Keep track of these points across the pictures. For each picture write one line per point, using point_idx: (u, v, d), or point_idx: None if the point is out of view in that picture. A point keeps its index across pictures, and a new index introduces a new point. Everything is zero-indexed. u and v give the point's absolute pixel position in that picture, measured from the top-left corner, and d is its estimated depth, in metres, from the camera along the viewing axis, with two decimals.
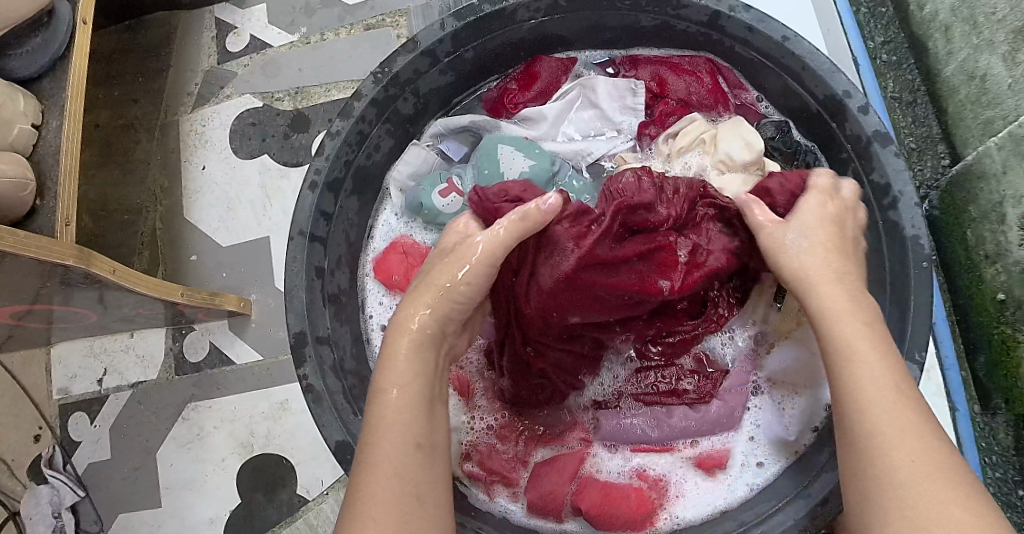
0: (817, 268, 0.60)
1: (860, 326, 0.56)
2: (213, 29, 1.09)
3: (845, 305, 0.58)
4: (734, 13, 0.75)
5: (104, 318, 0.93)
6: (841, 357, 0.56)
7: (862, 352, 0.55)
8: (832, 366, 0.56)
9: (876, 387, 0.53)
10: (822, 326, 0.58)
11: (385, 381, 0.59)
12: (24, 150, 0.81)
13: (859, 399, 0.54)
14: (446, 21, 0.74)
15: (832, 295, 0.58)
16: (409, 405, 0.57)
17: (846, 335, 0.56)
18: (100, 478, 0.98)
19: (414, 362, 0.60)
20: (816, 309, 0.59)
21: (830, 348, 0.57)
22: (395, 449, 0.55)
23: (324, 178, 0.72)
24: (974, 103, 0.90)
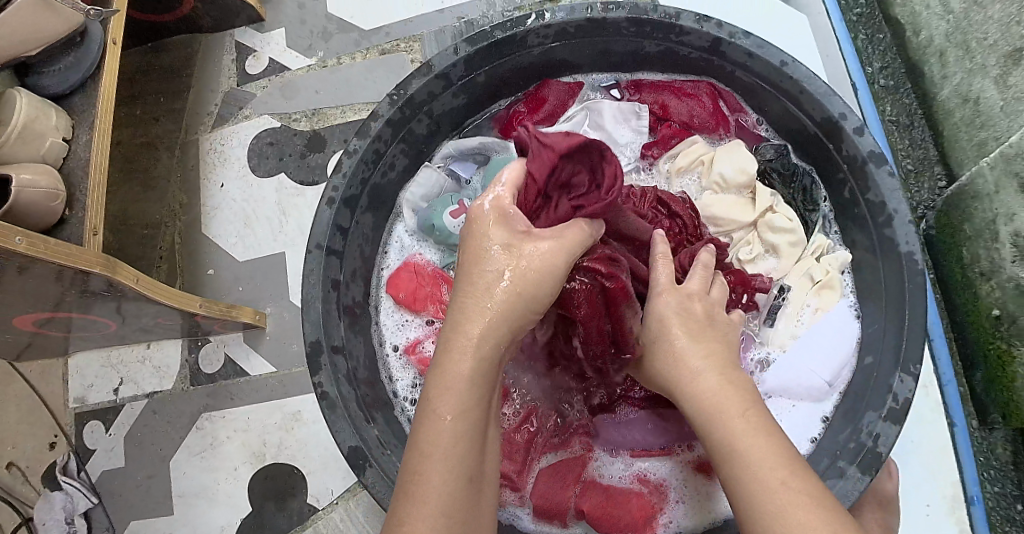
0: (695, 366, 0.60)
1: (741, 420, 0.56)
2: (233, 52, 1.14)
3: (718, 395, 0.58)
4: (734, 39, 0.79)
5: (123, 328, 0.96)
6: (726, 456, 0.55)
7: (744, 443, 0.54)
8: (721, 462, 0.55)
9: (762, 483, 0.52)
10: (704, 424, 0.57)
11: (435, 404, 0.54)
12: (55, 163, 0.84)
13: (754, 502, 0.52)
14: (460, 47, 0.78)
15: (709, 380, 0.59)
16: (466, 435, 0.54)
17: (727, 433, 0.55)
18: (114, 486, 1.00)
19: (464, 396, 0.55)
20: (695, 408, 0.58)
21: (714, 445, 0.56)
22: (445, 481, 0.52)
23: (341, 195, 0.75)
24: (968, 126, 0.93)
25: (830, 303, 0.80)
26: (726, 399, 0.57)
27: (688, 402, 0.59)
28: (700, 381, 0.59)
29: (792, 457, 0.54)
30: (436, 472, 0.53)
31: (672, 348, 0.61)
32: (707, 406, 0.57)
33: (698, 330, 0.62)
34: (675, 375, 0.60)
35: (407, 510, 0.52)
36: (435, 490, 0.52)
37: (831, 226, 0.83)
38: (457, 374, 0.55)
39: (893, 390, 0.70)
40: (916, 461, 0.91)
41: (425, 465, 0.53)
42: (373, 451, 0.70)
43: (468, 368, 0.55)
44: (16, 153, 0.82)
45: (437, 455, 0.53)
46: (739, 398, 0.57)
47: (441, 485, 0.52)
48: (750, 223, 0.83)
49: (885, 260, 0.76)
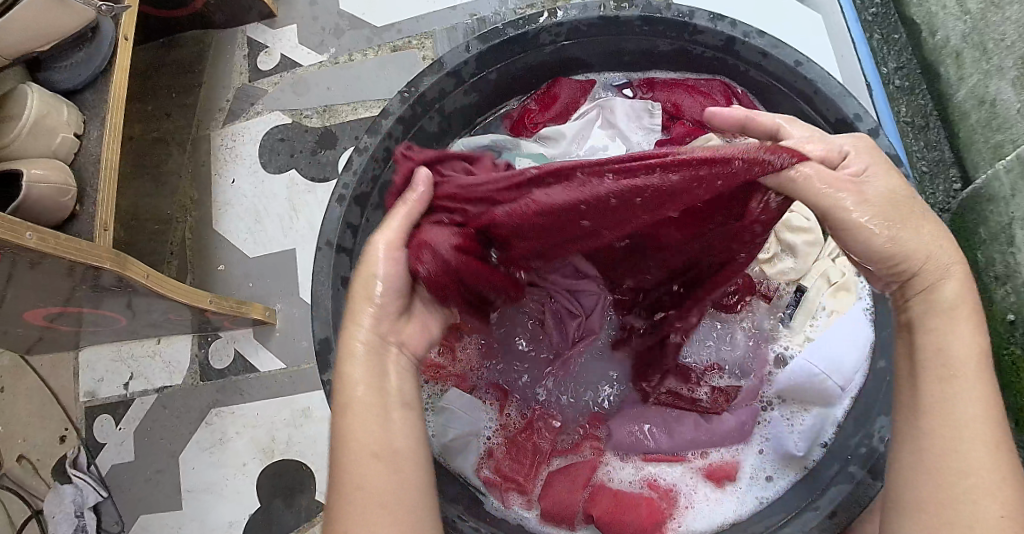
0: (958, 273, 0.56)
1: (976, 340, 0.55)
2: (245, 48, 1.14)
3: (966, 297, 0.56)
4: (748, 38, 0.78)
5: (133, 323, 0.96)
6: (950, 374, 0.54)
7: (966, 368, 0.54)
8: (929, 374, 0.55)
9: (966, 391, 0.53)
10: (927, 313, 0.57)
11: (343, 396, 0.57)
12: (66, 157, 0.85)
13: (946, 399, 0.54)
14: (472, 44, 0.78)
15: (953, 285, 0.56)
16: (371, 423, 0.55)
17: (962, 352, 0.54)
18: (123, 480, 1.00)
19: (366, 381, 0.57)
20: (933, 293, 0.57)
21: (930, 328, 0.56)
22: (361, 470, 0.53)
23: (351, 192, 0.75)
24: (984, 128, 0.92)
25: (845, 303, 0.79)
26: (963, 316, 0.55)
27: (925, 297, 0.57)
28: (946, 285, 0.56)
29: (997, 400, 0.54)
30: (355, 461, 0.54)
31: (920, 234, 0.56)
32: (932, 316, 0.56)
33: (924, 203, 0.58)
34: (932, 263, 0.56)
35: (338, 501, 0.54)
36: (357, 475, 0.53)
37: None
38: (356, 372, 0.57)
39: None
40: None
41: (343, 456, 0.55)
42: None
43: (362, 371, 0.57)
44: (26, 148, 0.82)
45: (353, 442, 0.54)
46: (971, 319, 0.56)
47: (362, 472, 0.53)
48: None
49: None
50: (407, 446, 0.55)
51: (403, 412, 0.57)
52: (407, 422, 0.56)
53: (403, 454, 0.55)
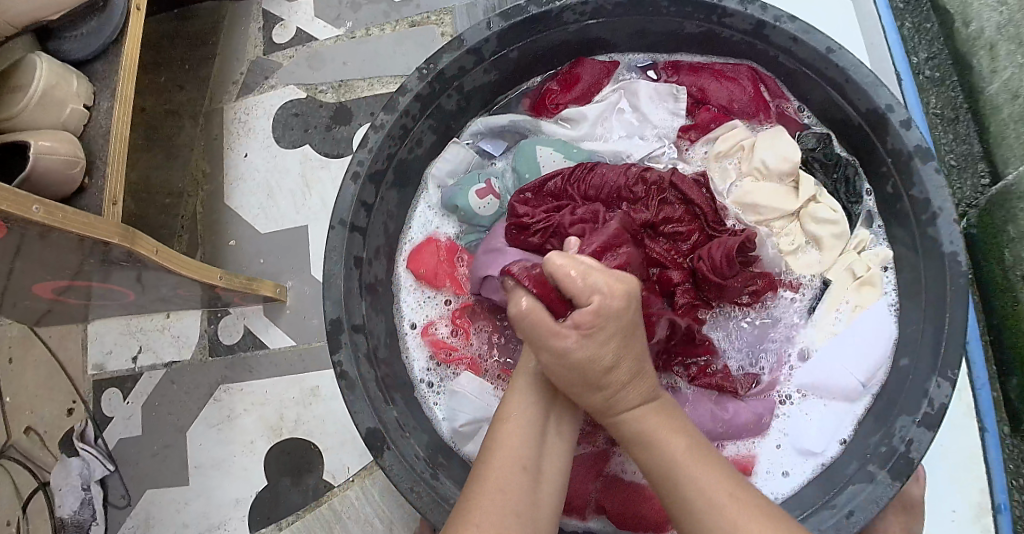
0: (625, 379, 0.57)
1: (683, 442, 0.56)
2: (260, 20, 1.11)
3: (653, 423, 0.57)
4: (779, 23, 0.75)
5: (142, 297, 0.95)
6: (675, 477, 0.54)
7: (685, 469, 0.54)
8: (668, 491, 0.54)
9: (704, 482, 0.53)
10: (641, 449, 0.57)
11: (505, 408, 0.61)
12: (76, 129, 0.83)
13: (701, 501, 0.52)
14: (493, 21, 0.75)
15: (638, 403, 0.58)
16: (525, 431, 0.58)
17: (672, 460, 0.55)
18: (130, 454, 1.00)
19: (534, 398, 0.61)
20: (634, 429, 0.58)
21: (649, 461, 0.56)
22: (504, 467, 0.56)
23: (366, 170, 0.73)
24: (1017, 122, 0.90)
25: (869, 299, 0.78)
26: (663, 421, 0.57)
27: (623, 426, 0.58)
28: (621, 397, 0.57)
29: (731, 476, 0.54)
30: (501, 460, 0.56)
31: (599, 375, 0.56)
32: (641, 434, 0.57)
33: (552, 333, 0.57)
34: (605, 394, 0.57)
35: (472, 489, 0.55)
36: (499, 472, 0.56)
37: (874, 221, 0.80)
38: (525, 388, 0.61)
39: (929, 396, 0.68)
40: (942, 466, 0.89)
41: (490, 455, 0.57)
42: (392, 433, 0.69)
43: (530, 390, 0.61)
44: (34, 119, 0.81)
45: (503, 443, 0.58)
46: (671, 422, 0.58)
47: (503, 473, 0.56)
48: (791, 212, 0.81)
49: (927, 260, 0.73)
50: (547, 469, 0.58)
51: (556, 438, 0.61)
52: (558, 451, 0.60)
53: (543, 477, 0.57)
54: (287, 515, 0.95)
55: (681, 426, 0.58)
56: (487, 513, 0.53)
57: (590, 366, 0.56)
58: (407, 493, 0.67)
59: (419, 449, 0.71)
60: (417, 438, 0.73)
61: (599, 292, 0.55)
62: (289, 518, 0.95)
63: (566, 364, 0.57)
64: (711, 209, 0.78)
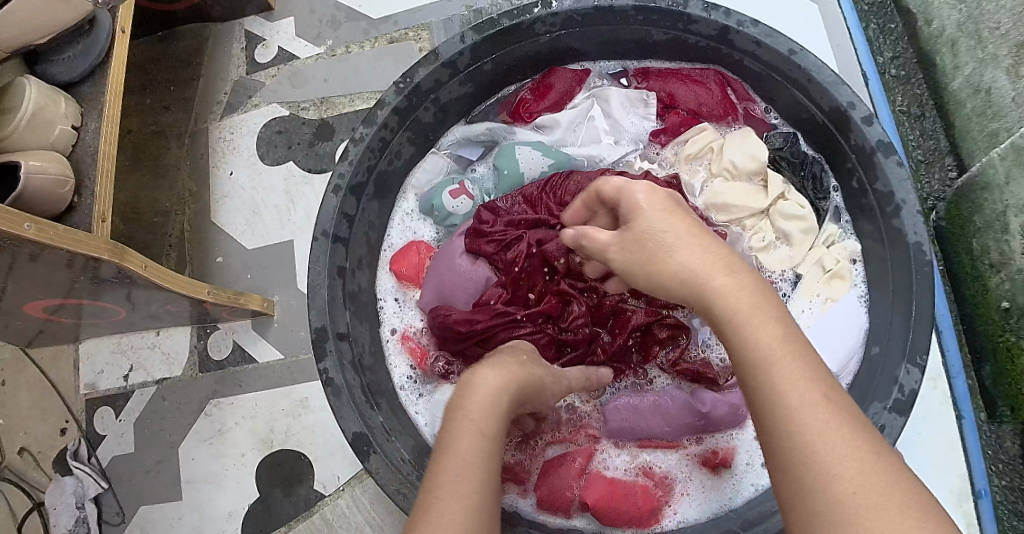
0: (696, 261, 0.56)
1: (771, 326, 0.51)
2: (242, 41, 1.14)
3: (743, 300, 0.53)
4: (742, 28, 0.78)
5: (132, 315, 0.97)
6: (764, 371, 0.49)
7: (781, 361, 0.49)
8: (750, 377, 0.50)
9: (797, 392, 0.48)
10: (732, 337, 0.52)
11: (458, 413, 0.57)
12: (64, 150, 0.85)
13: (790, 412, 0.47)
14: (466, 34, 0.78)
15: (721, 279, 0.54)
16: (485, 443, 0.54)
17: (763, 342, 0.50)
18: (123, 471, 1.01)
19: (493, 411, 0.57)
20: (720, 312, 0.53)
21: (742, 360, 0.51)
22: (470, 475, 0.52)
23: (347, 182, 0.75)
24: (980, 116, 0.92)
25: (840, 292, 0.81)
26: (750, 299, 0.53)
27: (710, 300, 0.54)
28: (695, 266, 0.56)
29: (822, 373, 0.49)
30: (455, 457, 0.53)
31: (672, 247, 0.58)
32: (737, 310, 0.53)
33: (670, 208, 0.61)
34: (682, 271, 0.56)
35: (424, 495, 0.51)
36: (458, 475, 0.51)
37: (842, 215, 0.82)
38: (486, 401, 0.58)
39: (899, 382, 0.70)
40: (921, 454, 0.91)
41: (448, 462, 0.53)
42: (378, 437, 0.71)
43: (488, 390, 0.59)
44: (24, 141, 0.83)
45: (456, 446, 0.53)
46: (768, 308, 0.53)
47: (461, 477, 0.51)
48: (762, 210, 0.83)
49: (892, 251, 0.75)
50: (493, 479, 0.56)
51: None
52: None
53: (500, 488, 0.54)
54: (279, 526, 0.96)
55: (772, 306, 0.53)
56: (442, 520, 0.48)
57: (653, 227, 0.59)
58: (393, 495, 0.68)
59: (405, 452, 0.73)
60: (403, 441, 0.74)
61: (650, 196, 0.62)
62: (282, 528, 0.96)
63: (645, 239, 0.59)
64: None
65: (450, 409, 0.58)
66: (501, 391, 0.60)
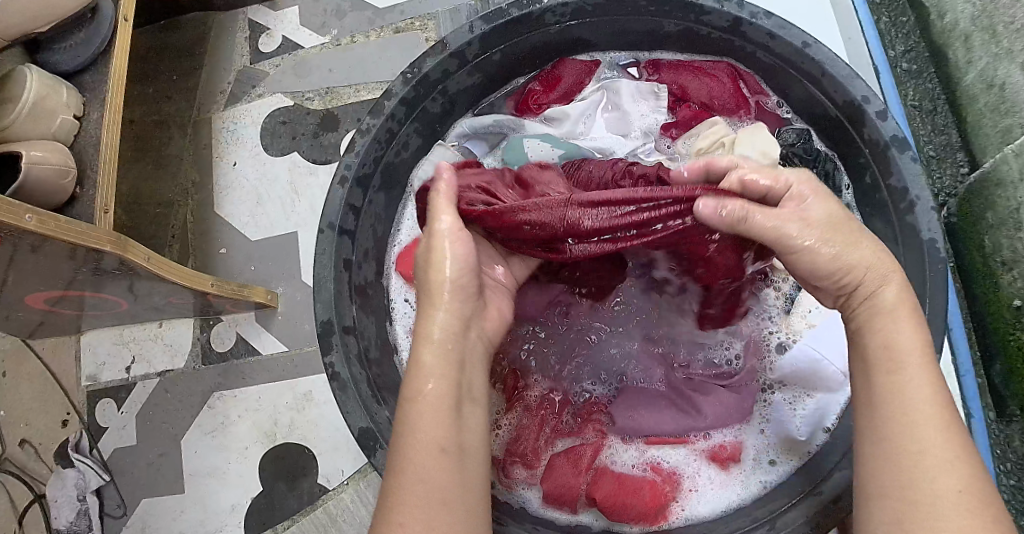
0: (868, 263, 0.59)
1: (913, 336, 0.57)
2: (245, 30, 1.13)
3: (894, 305, 0.58)
4: (755, 20, 0.77)
5: (135, 307, 0.96)
6: (897, 372, 0.55)
7: (913, 363, 0.55)
8: (882, 369, 0.56)
9: (919, 392, 0.54)
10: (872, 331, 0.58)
11: (413, 386, 0.59)
12: (66, 140, 0.84)
13: (901, 405, 0.54)
14: (475, 24, 0.77)
15: (892, 292, 0.58)
16: (437, 412, 0.57)
17: (908, 344, 0.56)
18: (125, 464, 1.00)
19: (443, 369, 0.59)
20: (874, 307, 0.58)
21: (875, 356, 0.57)
22: (424, 456, 0.56)
23: (354, 174, 0.74)
24: (992, 112, 0.91)
25: None
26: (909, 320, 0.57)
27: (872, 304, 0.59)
28: (869, 276, 0.59)
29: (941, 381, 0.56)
30: (414, 438, 0.57)
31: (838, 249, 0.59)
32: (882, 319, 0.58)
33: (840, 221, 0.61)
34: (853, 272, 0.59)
35: (394, 479, 0.56)
36: (416, 457, 0.56)
37: (853, 216, 0.81)
38: (438, 364, 0.59)
39: None
40: None
41: (407, 440, 0.57)
42: (384, 432, 0.70)
43: (433, 352, 0.60)
44: (24, 132, 0.82)
45: (417, 428, 0.57)
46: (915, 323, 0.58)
47: (422, 457, 0.56)
48: None
49: (906, 248, 0.74)
50: (469, 443, 0.58)
51: (471, 409, 0.60)
52: (473, 423, 0.60)
53: (468, 453, 0.58)
54: (282, 520, 0.96)
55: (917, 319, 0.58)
56: (408, 508, 0.54)
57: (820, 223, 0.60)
58: None
59: None
60: None
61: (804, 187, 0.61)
62: (286, 522, 0.95)
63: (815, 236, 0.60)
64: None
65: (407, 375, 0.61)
66: (447, 346, 0.60)
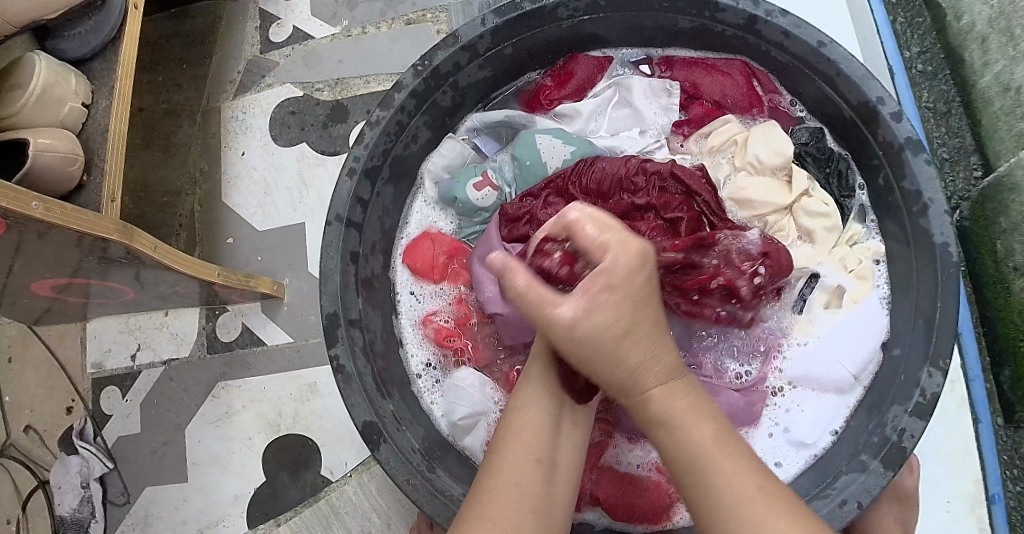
0: (639, 359, 0.54)
1: (708, 427, 0.53)
2: (256, 20, 1.12)
3: (682, 406, 0.54)
4: (771, 18, 0.76)
5: (140, 295, 0.96)
6: (701, 473, 0.51)
7: (717, 459, 0.51)
8: (690, 479, 0.52)
9: (723, 476, 0.51)
10: (665, 440, 0.53)
11: (517, 405, 0.59)
12: (74, 127, 0.84)
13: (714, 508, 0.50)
14: (487, 17, 0.76)
15: (662, 393, 0.54)
16: (539, 428, 0.57)
17: (697, 442, 0.52)
18: (128, 452, 1.01)
19: (549, 394, 0.59)
20: (661, 414, 0.54)
21: (680, 462, 0.52)
22: (519, 462, 0.55)
23: (362, 166, 0.74)
24: (1008, 116, 0.90)
25: (861, 293, 0.79)
26: (688, 405, 0.54)
27: (655, 412, 0.54)
28: (646, 372, 0.54)
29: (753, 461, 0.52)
30: (513, 444, 0.56)
31: (611, 348, 0.54)
32: (678, 419, 0.53)
33: (622, 307, 0.54)
34: (627, 367, 0.54)
35: (484, 483, 0.55)
36: (515, 463, 0.55)
37: (867, 215, 0.80)
38: (547, 390, 0.59)
39: (921, 385, 0.68)
40: (937, 458, 0.89)
41: (504, 448, 0.56)
42: (388, 426, 0.70)
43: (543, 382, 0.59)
44: (32, 118, 0.82)
45: (516, 440, 0.57)
46: (696, 406, 0.54)
47: (517, 462, 0.55)
48: (784, 206, 0.81)
49: (918, 252, 0.74)
50: (560, 463, 0.57)
51: (570, 431, 0.60)
52: (570, 444, 0.59)
53: (560, 469, 0.57)
54: (284, 511, 0.96)
55: (709, 417, 0.54)
56: (499, 508, 0.53)
57: (606, 307, 0.53)
58: (402, 485, 0.68)
59: (415, 442, 0.72)
60: (413, 431, 0.73)
61: (612, 251, 0.55)
62: (287, 513, 0.95)
63: (586, 326, 0.54)
64: (714, 200, 0.78)
65: (511, 399, 0.61)
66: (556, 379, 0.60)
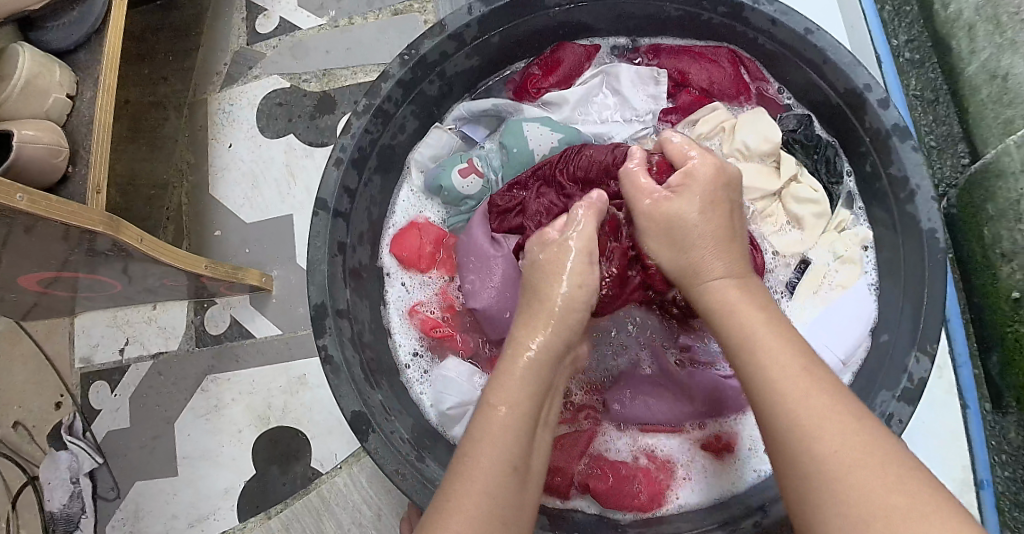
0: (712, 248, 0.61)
1: (763, 315, 0.57)
2: (243, 11, 1.11)
3: (734, 296, 0.59)
4: (758, 5, 0.76)
5: (128, 289, 0.95)
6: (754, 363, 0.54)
7: (763, 338, 0.55)
8: (739, 356, 0.56)
9: (776, 367, 0.53)
10: (718, 323, 0.59)
11: (491, 400, 0.57)
12: (59, 119, 0.83)
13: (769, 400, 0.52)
14: (474, 6, 0.76)
15: (724, 285, 0.60)
16: (515, 426, 0.56)
17: (748, 320, 0.56)
18: (117, 447, 1.00)
19: (526, 385, 0.58)
20: (710, 305, 0.60)
21: (736, 352, 0.56)
22: (488, 466, 0.53)
23: (349, 156, 0.73)
24: (995, 103, 0.90)
25: (851, 279, 0.79)
26: (743, 294, 0.59)
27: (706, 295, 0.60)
28: (708, 262, 0.61)
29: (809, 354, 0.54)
30: (482, 446, 0.54)
31: (689, 235, 0.61)
32: (732, 307, 0.58)
33: (711, 203, 0.62)
34: (691, 256, 0.62)
35: (453, 486, 0.53)
36: (483, 467, 0.53)
37: (855, 202, 0.81)
38: (523, 376, 0.58)
39: (909, 371, 0.68)
40: (925, 444, 0.90)
41: (475, 448, 0.54)
42: (376, 416, 0.69)
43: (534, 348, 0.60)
44: (16, 110, 0.81)
45: (489, 439, 0.54)
46: (751, 298, 0.59)
47: (486, 463, 0.53)
48: (773, 192, 0.82)
49: (905, 238, 0.74)
50: (532, 467, 0.57)
51: (540, 435, 0.59)
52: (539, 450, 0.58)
53: (529, 475, 0.56)
54: (275, 504, 0.95)
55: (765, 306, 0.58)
56: (461, 516, 0.51)
57: (687, 211, 0.62)
58: (391, 475, 0.67)
59: (404, 431, 0.72)
60: (402, 421, 0.73)
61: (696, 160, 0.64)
62: (278, 506, 0.95)
63: (662, 215, 0.63)
64: None
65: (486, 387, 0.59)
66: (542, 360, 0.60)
